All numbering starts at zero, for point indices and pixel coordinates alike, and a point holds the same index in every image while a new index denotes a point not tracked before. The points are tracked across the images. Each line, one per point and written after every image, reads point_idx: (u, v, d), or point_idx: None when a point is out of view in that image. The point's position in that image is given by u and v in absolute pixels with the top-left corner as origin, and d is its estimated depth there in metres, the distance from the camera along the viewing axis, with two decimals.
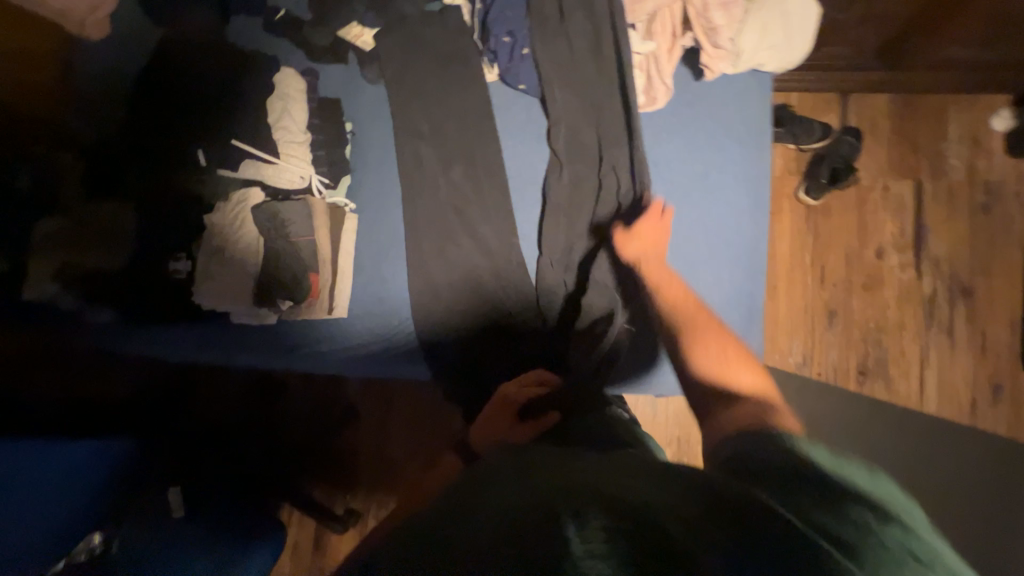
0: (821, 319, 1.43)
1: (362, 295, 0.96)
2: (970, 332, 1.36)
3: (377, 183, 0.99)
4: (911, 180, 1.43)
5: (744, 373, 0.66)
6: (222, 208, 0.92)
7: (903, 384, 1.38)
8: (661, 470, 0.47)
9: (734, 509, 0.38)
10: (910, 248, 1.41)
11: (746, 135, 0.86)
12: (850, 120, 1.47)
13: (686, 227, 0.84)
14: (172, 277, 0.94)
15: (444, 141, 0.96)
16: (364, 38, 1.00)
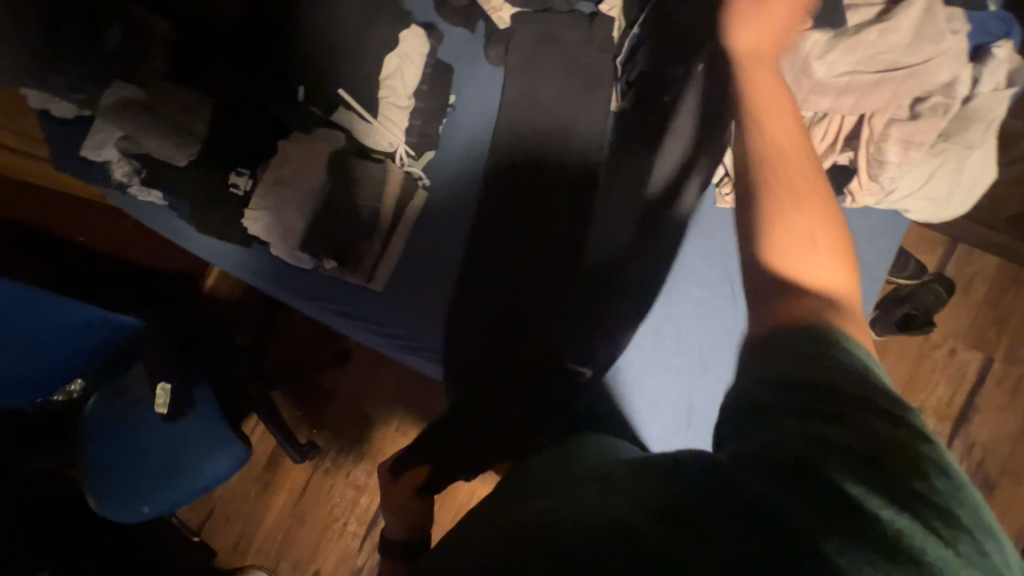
0: None
1: (404, 276, 0.91)
2: None
3: (458, 170, 0.93)
4: (982, 353, 1.34)
5: (824, 257, 0.57)
6: (298, 139, 0.88)
7: None
8: (682, 486, 0.42)
9: (787, 528, 0.37)
10: (951, 421, 1.33)
11: (855, 271, 0.80)
12: (948, 269, 1.36)
13: None
14: (227, 188, 0.91)
15: (546, 152, 0.90)
16: (500, 15, 0.93)
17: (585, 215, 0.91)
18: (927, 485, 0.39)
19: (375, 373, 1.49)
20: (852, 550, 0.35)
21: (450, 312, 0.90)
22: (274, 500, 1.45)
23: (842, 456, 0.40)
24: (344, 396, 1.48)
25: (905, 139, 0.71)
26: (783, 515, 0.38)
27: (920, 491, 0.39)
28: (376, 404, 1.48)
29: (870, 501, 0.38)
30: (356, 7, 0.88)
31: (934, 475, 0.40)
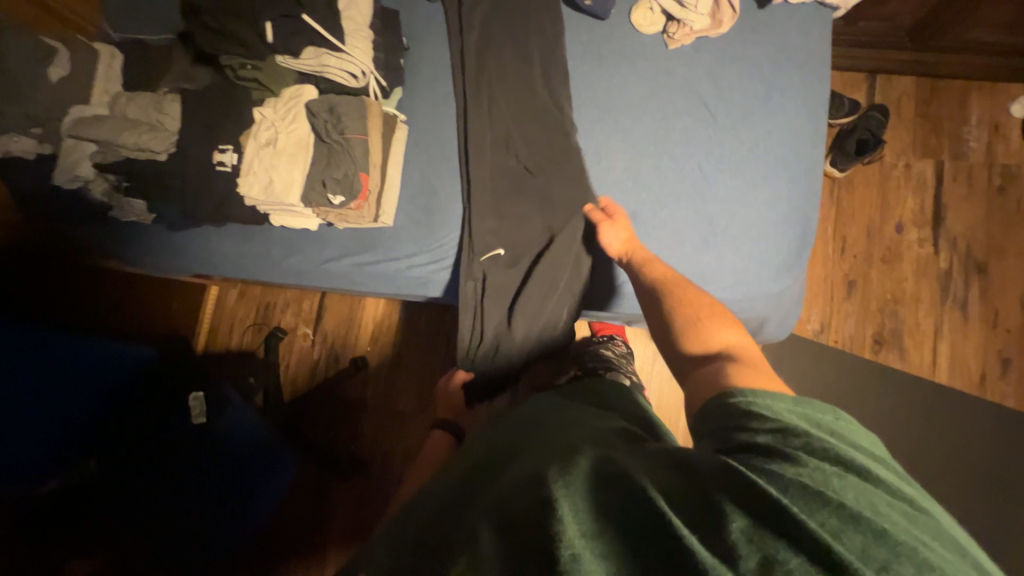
0: (839, 289, 1.46)
1: (410, 206, 0.95)
2: (983, 308, 1.40)
3: (431, 97, 0.97)
4: (932, 160, 1.48)
5: None
6: (273, 100, 0.89)
7: (916, 356, 1.40)
8: (807, 490, 0.44)
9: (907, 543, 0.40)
10: (929, 225, 1.45)
11: (809, 63, 0.88)
12: (878, 98, 1.50)
13: (747, 148, 0.85)
14: (217, 168, 0.90)
15: (509, 52, 0.95)
16: None
17: (550, 89, 0.92)
18: (863, 514, 0.42)
19: (401, 357, 1.49)
20: (739, 523, 0.42)
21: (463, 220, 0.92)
22: (333, 523, 1.39)
23: (932, 517, 0.44)
24: (376, 388, 1.47)
25: None
26: (679, 498, 0.46)
27: (831, 499, 0.42)
28: (407, 390, 1.47)
29: (771, 489, 0.44)
30: None
31: (853, 492, 0.44)
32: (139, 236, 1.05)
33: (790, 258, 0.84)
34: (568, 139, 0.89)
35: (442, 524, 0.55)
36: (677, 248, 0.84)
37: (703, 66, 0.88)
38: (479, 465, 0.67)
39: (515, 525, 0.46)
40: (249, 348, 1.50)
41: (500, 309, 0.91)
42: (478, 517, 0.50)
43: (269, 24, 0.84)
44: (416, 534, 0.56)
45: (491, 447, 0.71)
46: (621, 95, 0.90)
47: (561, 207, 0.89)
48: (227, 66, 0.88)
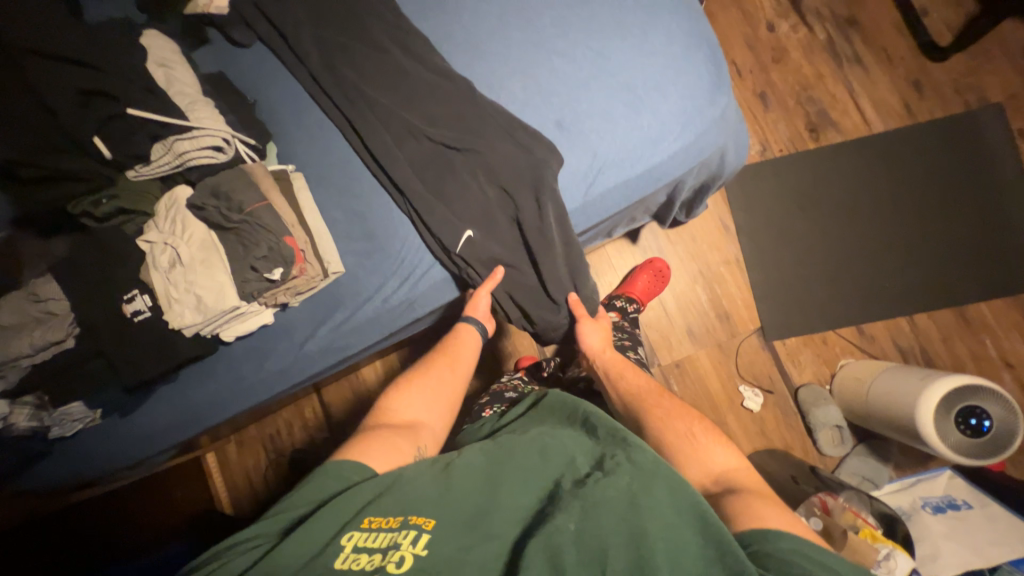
0: (757, 106, 1.50)
1: (350, 242, 0.87)
2: (874, 52, 1.48)
3: (306, 132, 0.89)
4: None
5: None
6: (152, 222, 0.79)
7: (848, 121, 1.47)
8: None
9: None
10: (791, 11, 1.52)
11: None
12: None
13: (619, 8, 0.84)
14: (134, 320, 0.79)
15: (353, 47, 0.88)
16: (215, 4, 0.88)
17: (412, 58, 0.86)
18: None
19: None
20: None
21: (412, 224, 0.86)
22: None
23: None
24: None
25: None
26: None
27: None
28: None
29: None
30: (59, 66, 0.73)
31: None
32: (103, 446, 0.91)
33: (713, 81, 0.84)
34: (464, 94, 0.84)
35: (506, 515, 0.56)
36: (620, 131, 0.82)
37: None
38: (547, 462, 0.63)
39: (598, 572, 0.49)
40: (279, 487, 1.36)
41: (505, 275, 0.87)
42: (560, 543, 0.51)
43: (95, 136, 0.73)
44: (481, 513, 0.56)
45: (565, 441, 0.65)
46: (480, 28, 0.87)
47: (496, 154, 0.82)
48: (82, 214, 0.78)
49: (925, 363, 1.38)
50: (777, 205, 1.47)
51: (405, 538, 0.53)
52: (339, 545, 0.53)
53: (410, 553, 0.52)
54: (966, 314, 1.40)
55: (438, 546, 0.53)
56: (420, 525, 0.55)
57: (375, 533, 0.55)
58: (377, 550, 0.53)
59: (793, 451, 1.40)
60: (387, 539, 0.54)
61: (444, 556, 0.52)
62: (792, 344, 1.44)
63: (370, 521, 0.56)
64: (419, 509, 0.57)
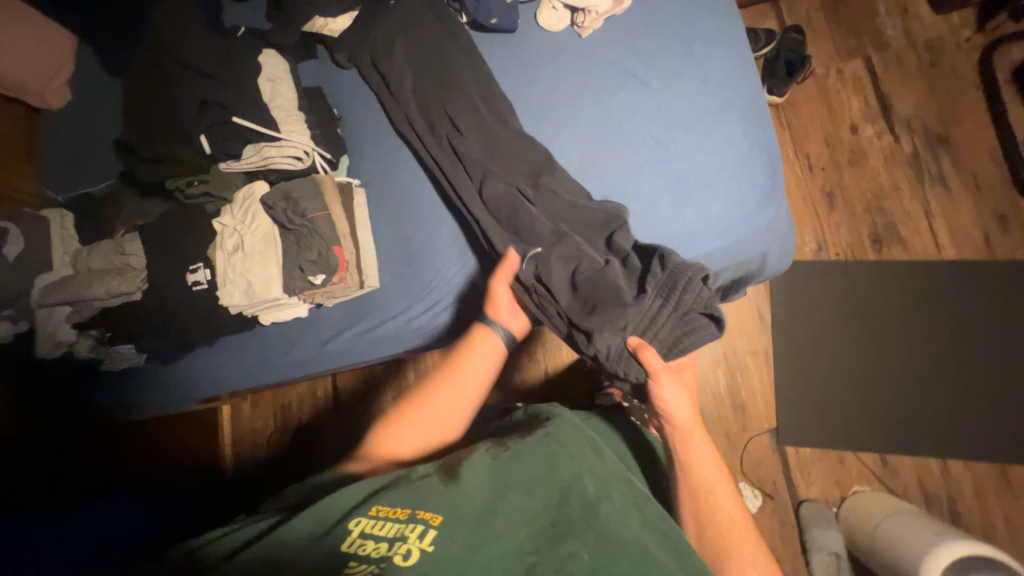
0: (822, 204, 1.47)
1: (390, 262, 0.95)
2: (961, 176, 1.41)
3: (377, 155, 0.98)
4: (859, 58, 1.52)
5: None
6: (229, 207, 0.89)
7: (918, 241, 1.40)
8: None
9: None
10: (879, 117, 1.48)
11: (714, 5, 0.89)
12: (788, 22, 1.55)
13: (689, 103, 0.86)
14: (193, 289, 0.89)
15: (436, 87, 0.95)
16: (329, 27, 1.03)
17: (489, 110, 0.92)
18: None
19: None
20: None
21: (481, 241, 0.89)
22: None
23: None
24: None
25: None
26: None
27: None
28: None
29: None
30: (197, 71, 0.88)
31: None
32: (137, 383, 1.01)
33: (770, 192, 0.85)
34: (532, 153, 0.89)
35: (512, 520, 0.62)
36: (668, 216, 0.84)
37: (616, 44, 0.91)
38: (546, 477, 0.69)
39: None
40: (276, 457, 1.45)
41: (576, 309, 0.81)
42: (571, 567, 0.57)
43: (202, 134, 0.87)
44: (486, 511, 0.63)
45: (561, 460, 0.72)
46: (554, 96, 0.92)
47: (572, 203, 0.85)
48: (174, 189, 0.90)
49: (949, 514, 1.28)
50: (820, 307, 1.42)
51: (413, 531, 0.58)
52: (355, 531, 0.59)
53: (418, 547, 0.57)
54: (1008, 475, 1.28)
55: (444, 541, 0.58)
56: (427, 521, 0.59)
57: (383, 521, 0.60)
58: (388, 538, 0.58)
59: (782, 565, 1.33)
60: (396, 529, 0.59)
61: (450, 548, 0.57)
62: (805, 454, 1.38)
63: (379, 510, 0.61)
64: (426, 503, 0.62)
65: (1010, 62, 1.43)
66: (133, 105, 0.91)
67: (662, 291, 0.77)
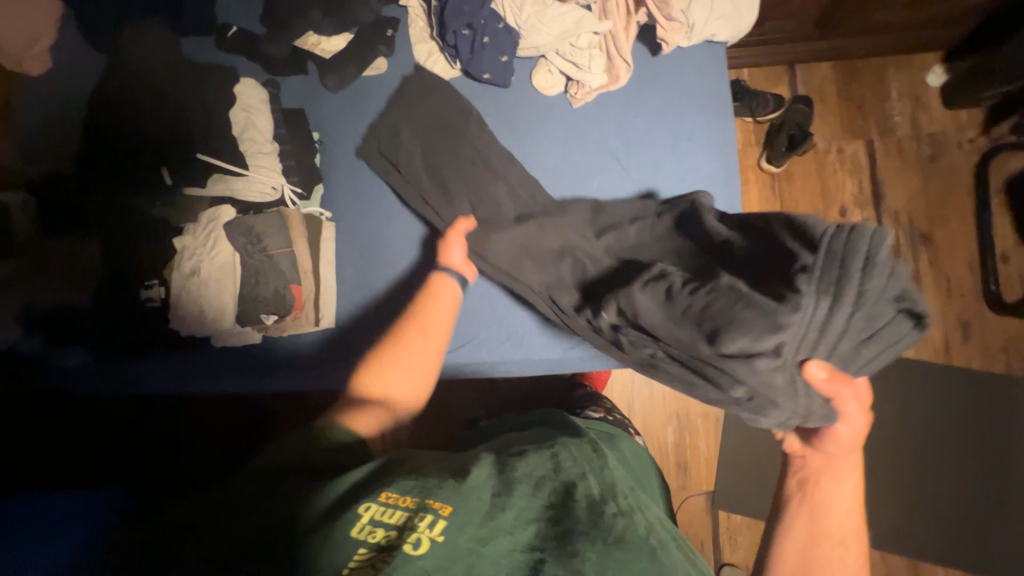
0: None
1: (349, 302, 0.94)
2: (936, 277, 1.43)
3: (351, 190, 0.97)
4: (862, 140, 1.50)
5: None
6: (191, 228, 0.88)
7: None
8: None
9: None
10: (869, 204, 1.48)
11: (710, 100, 0.89)
12: (799, 91, 1.52)
13: (666, 198, 0.88)
14: (145, 304, 0.89)
15: (422, 130, 0.93)
16: (320, 47, 0.99)
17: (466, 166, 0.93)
18: None
19: None
20: None
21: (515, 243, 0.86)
22: None
23: None
24: None
25: None
26: None
27: None
28: None
29: None
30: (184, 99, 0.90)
31: None
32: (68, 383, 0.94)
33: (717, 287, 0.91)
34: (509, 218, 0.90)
35: (515, 516, 0.55)
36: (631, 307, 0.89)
37: (604, 122, 0.90)
38: (567, 480, 0.62)
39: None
40: None
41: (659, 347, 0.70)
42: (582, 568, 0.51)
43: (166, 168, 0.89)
44: (494, 510, 0.55)
45: (579, 464, 0.65)
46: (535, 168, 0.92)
47: (635, 242, 0.83)
48: (142, 205, 0.90)
49: None
50: None
51: (422, 521, 0.52)
52: (354, 516, 0.53)
53: (427, 537, 0.51)
54: (920, 570, 1.34)
55: (452, 531, 0.51)
56: (437, 511, 0.53)
57: (392, 508, 0.54)
58: (394, 525, 0.52)
59: None
60: (404, 518, 0.53)
61: (461, 545, 0.51)
62: (736, 521, 1.43)
63: (388, 495, 0.56)
64: (434, 493, 0.56)
65: (1008, 169, 1.43)
66: (95, 118, 0.92)
67: (828, 282, 0.57)
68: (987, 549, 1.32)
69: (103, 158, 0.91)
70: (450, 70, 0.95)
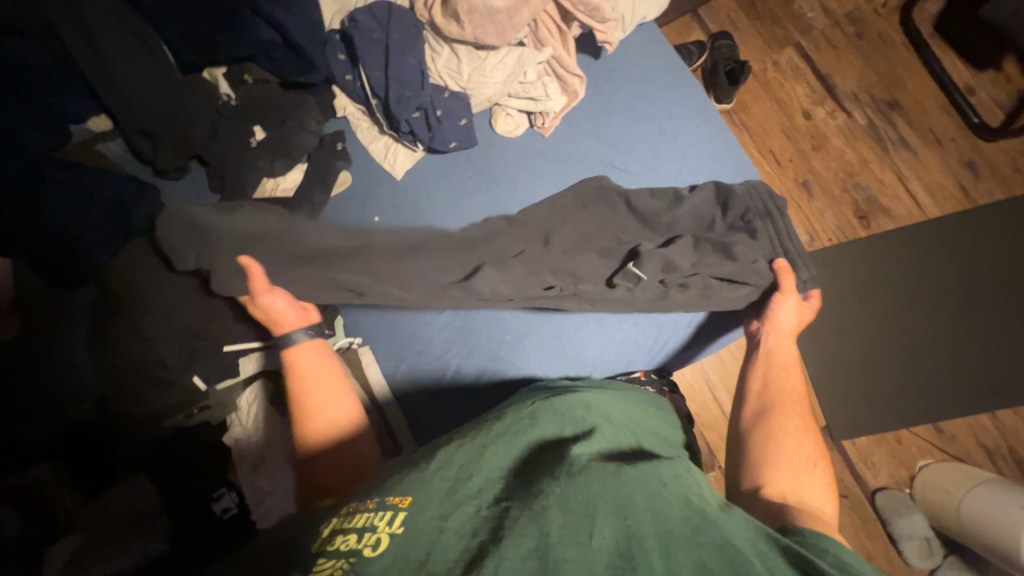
0: (800, 194, 1.48)
1: (418, 416, 0.88)
2: (920, 134, 1.45)
3: (371, 305, 0.93)
4: (790, 46, 1.54)
5: None
6: (237, 418, 0.90)
7: (899, 206, 1.44)
8: None
9: None
10: (827, 98, 1.50)
11: (668, 76, 0.90)
12: (714, 29, 1.56)
13: (674, 179, 0.87)
14: (223, 517, 0.84)
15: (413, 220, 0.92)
16: (281, 187, 0.97)
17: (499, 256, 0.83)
18: None
19: None
20: None
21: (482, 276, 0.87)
22: None
23: None
24: None
25: None
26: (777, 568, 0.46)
27: None
28: None
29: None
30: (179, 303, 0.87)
31: None
32: None
33: (773, 255, 0.84)
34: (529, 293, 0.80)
35: (485, 477, 0.54)
36: (694, 299, 0.80)
37: (583, 137, 0.89)
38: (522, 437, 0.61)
39: (578, 531, 0.46)
40: None
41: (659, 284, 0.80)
42: (546, 506, 0.48)
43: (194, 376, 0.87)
44: (461, 481, 0.53)
45: (541, 418, 0.63)
46: (539, 211, 0.85)
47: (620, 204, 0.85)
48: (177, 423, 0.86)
49: (1013, 462, 1.30)
50: (831, 296, 1.42)
51: (380, 519, 0.49)
52: (319, 535, 0.51)
53: (386, 535, 0.47)
54: None
55: (418, 518, 0.48)
56: (396, 505, 0.50)
57: (355, 514, 0.52)
58: (358, 530, 0.49)
59: (878, 560, 1.32)
60: (365, 519, 0.50)
61: (423, 527, 0.47)
62: (863, 444, 1.38)
63: (350, 506, 0.54)
64: (398, 488, 0.53)
65: (929, 15, 1.48)
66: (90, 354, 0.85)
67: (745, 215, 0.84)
68: None
69: (115, 392, 0.84)
70: (415, 152, 0.94)
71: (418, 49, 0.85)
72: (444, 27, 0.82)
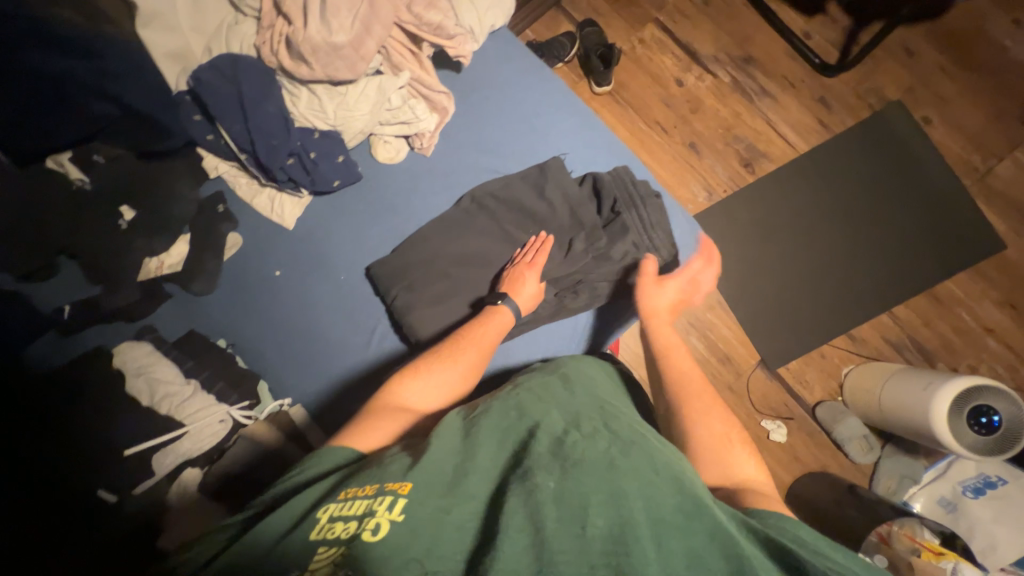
0: (690, 155, 1.59)
1: None
2: (777, 81, 1.60)
3: (292, 362, 0.90)
4: (651, 22, 1.65)
5: None
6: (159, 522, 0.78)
7: (775, 149, 1.58)
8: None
9: None
10: (692, 63, 1.62)
11: (530, 77, 0.94)
12: (579, 18, 1.64)
13: None
14: None
15: (316, 266, 0.92)
16: (167, 263, 0.91)
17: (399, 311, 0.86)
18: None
19: None
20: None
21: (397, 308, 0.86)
22: None
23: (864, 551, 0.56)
24: None
25: (428, 3, 0.82)
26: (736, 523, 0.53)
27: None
28: None
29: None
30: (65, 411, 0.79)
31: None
32: None
33: (659, 225, 0.88)
34: (438, 332, 0.84)
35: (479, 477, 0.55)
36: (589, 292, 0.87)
37: (463, 150, 0.91)
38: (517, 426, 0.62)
39: (570, 516, 0.49)
40: None
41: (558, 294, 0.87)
42: (542, 495, 0.50)
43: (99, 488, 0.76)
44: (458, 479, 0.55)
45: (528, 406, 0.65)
46: (430, 237, 0.87)
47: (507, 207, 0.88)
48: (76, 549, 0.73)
49: (916, 350, 1.47)
50: (736, 242, 1.54)
51: (381, 505, 0.50)
52: (314, 519, 0.50)
53: (387, 520, 0.49)
54: (937, 294, 1.48)
55: (418, 508, 0.50)
56: (397, 491, 0.51)
57: (353, 499, 0.52)
58: (354, 517, 0.50)
59: (830, 467, 1.44)
60: (364, 506, 0.50)
61: (423, 518, 0.49)
62: (796, 367, 1.50)
63: (348, 490, 0.53)
64: (395, 477, 0.53)
65: None
66: None
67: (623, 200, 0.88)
68: (966, 241, 1.47)
69: (19, 518, 0.72)
70: (301, 197, 0.91)
71: (274, 96, 0.83)
72: (294, 70, 0.81)
